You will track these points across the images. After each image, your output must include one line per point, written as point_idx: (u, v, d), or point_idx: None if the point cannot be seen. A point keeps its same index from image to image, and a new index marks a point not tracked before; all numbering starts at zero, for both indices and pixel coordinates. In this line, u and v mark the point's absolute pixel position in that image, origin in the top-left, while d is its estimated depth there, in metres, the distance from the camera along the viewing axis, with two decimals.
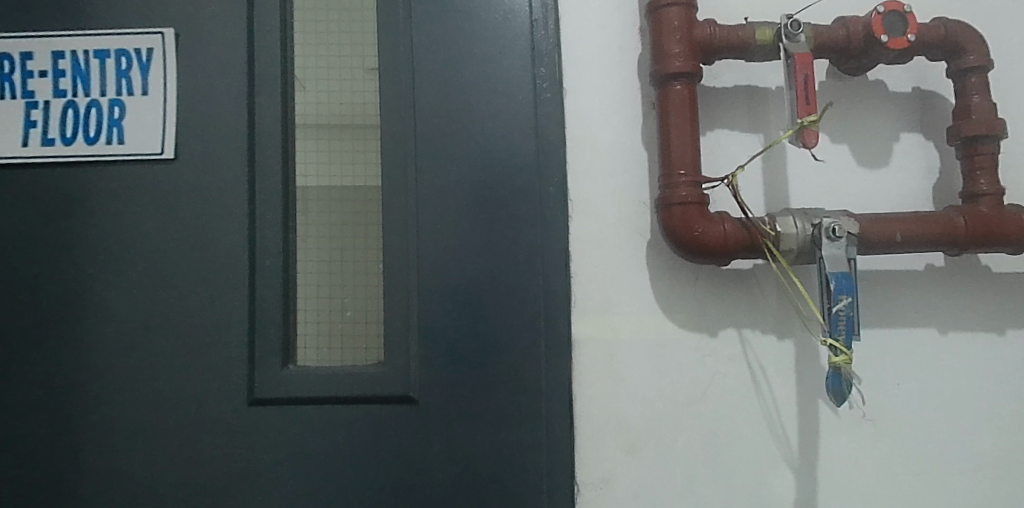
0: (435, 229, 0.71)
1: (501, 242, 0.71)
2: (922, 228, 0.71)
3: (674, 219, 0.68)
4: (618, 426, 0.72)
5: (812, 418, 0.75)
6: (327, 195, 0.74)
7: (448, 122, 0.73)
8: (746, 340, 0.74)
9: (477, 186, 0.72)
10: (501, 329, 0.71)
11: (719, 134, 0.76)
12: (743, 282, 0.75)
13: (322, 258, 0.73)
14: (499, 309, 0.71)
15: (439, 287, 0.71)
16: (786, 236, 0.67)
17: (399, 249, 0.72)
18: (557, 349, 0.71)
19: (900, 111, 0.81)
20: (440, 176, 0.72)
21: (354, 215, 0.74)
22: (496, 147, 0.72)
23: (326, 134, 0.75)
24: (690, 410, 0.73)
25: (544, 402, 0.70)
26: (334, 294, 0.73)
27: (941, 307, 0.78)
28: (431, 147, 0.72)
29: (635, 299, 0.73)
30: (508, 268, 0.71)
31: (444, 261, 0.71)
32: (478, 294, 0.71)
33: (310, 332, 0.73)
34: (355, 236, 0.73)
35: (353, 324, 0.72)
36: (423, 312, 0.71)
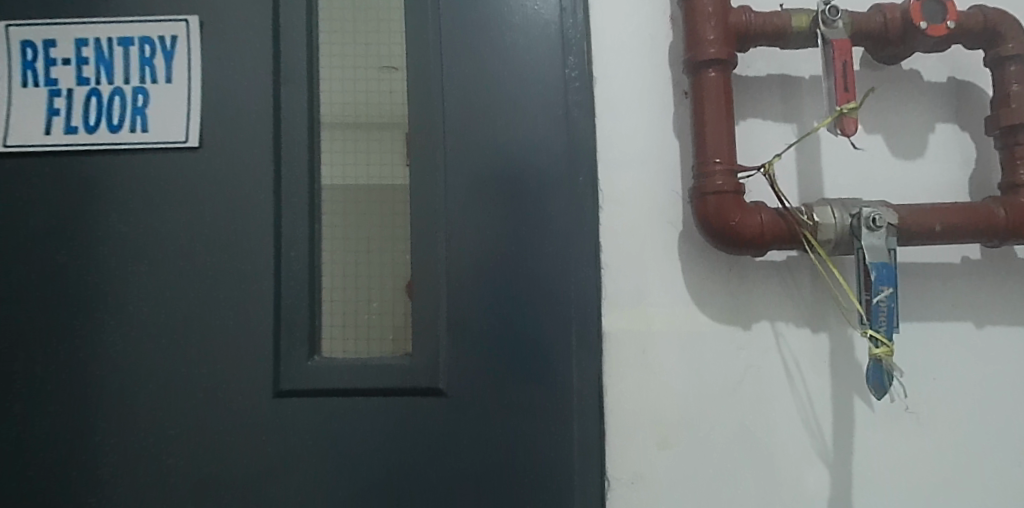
0: (465, 218, 0.70)
1: (531, 233, 0.70)
2: (962, 219, 0.69)
3: (709, 208, 0.66)
4: (648, 422, 0.71)
5: (846, 413, 0.73)
6: (354, 185, 0.73)
7: (478, 111, 0.71)
8: (779, 333, 0.73)
9: (507, 175, 0.71)
10: (530, 321, 0.69)
11: (752, 123, 0.74)
12: (777, 273, 0.73)
13: (348, 249, 0.72)
14: (528, 301, 0.70)
15: (468, 278, 0.70)
16: (824, 226, 0.66)
17: (426, 240, 0.71)
18: (587, 342, 0.70)
19: (935, 101, 0.79)
20: (469, 165, 0.71)
21: (380, 205, 0.73)
22: (525, 137, 0.71)
23: (353, 124, 0.74)
24: (722, 404, 0.72)
25: (574, 397, 0.69)
26: (361, 286, 0.72)
27: (978, 300, 0.77)
28: (459, 137, 0.71)
29: (666, 291, 0.72)
30: (537, 259, 0.70)
31: (473, 252, 0.70)
32: (507, 285, 0.70)
33: (337, 324, 0.72)
34: (382, 227, 0.72)
35: (381, 315, 0.72)
36: (452, 304, 0.70)
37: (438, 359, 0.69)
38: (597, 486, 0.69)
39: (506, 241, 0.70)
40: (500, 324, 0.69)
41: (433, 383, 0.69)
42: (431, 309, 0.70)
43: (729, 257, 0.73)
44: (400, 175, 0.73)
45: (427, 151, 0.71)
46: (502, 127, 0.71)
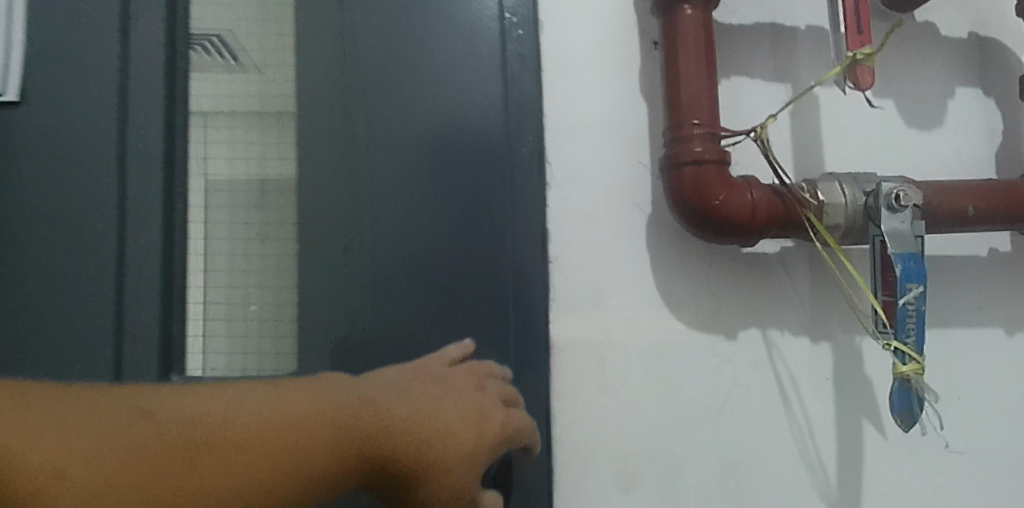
0: (376, 199, 0.55)
1: (458, 217, 0.55)
2: (1002, 200, 0.55)
3: (685, 183, 0.51)
4: (609, 458, 0.56)
5: (855, 441, 0.59)
6: (226, 156, 0.56)
7: (393, 63, 0.56)
8: (772, 343, 0.58)
9: (429, 145, 0.55)
10: (459, 331, 0.54)
11: (738, 82, 0.59)
12: (768, 268, 0.59)
13: (219, 238, 0.56)
14: (455, 304, 0.55)
15: (378, 277, 0.55)
16: (833, 207, 0.51)
17: (325, 229, 0.55)
18: (532, 357, 0.55)
19: (954, 61, 0.64)
20: (380, 131, 0.56)
21: (264, 180, 0.57)
22: (453, 96, 0.56)
23: (227, 78, 0.57)
24: (701, 433, 0.57)
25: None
26: (235, 285, 0.56)
27: (1009, 302, 0.63)
28: (369, 94, 0.56)
29: (631, 292, 0.57)
30: (467, 250, 0.55)
31: (382, 242, 0.55)
32: (427, 285, 0.55)
33: (197, 335, 0.55)
34: (264, 209, 0.56)
35: (259, 323, 0.55)
36: (356, 309, 0.54)
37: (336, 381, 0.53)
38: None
39: (427, 229, 0.55)
40: (418, 335, 0.54)
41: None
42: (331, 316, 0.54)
43: (709, 248, 0.58)
44: (288, 144, 0.57)
45: (328, 115, 0.56)
46: (423, 83, 0.56)
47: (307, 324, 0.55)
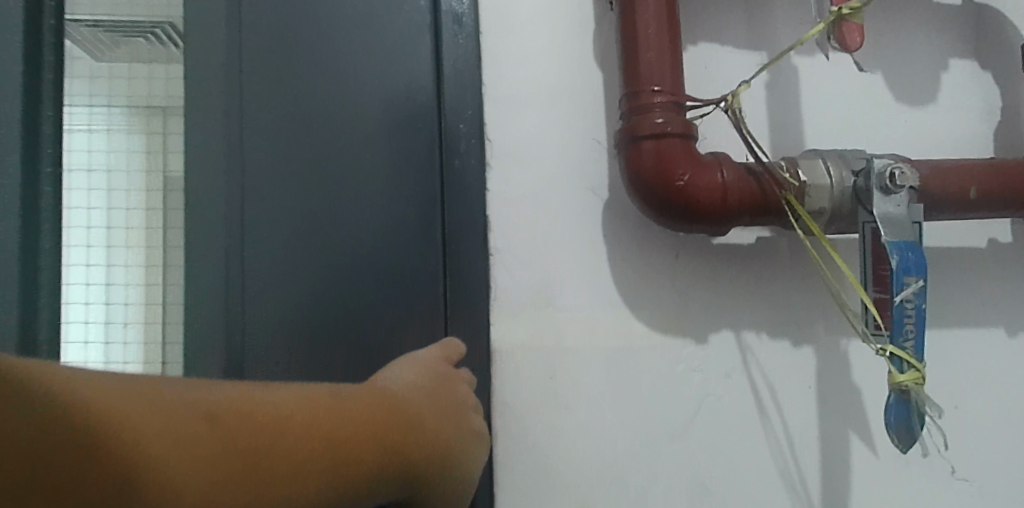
0: (286, 189, 0.48)
1: (373, 204, 0.48)
2: (1006, 183, 0.48)
3: (646, 160, 0.44)
4: (562, 482, 0.48)
5: (841, 458, 0.51)
6: (104, 132, 0.49)
7: (309, 31, 0.49)
8: (747, 347, 0.51)
9: (351, 129, 0.49)
10: (383, 339, 0.48)
11: (707, 48, 0.51)
12: (742, 261, 0.51)
13: (100, 231, 0.48)
14: (370, 303, 0.48)
15: (290, 276, 0.48)
16: (817, 189, 0.44)
17: (229, 221, 0.48)
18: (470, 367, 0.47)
19: (949, 28, 0.58)
20: (283, 104, 0.49)
21: (147, 160, 0.49)
22: (369, 63, 0.49)
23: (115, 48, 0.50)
24: (666, 452, 0.50)
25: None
26: (119, 284, 0.48)
27: (1010, 298, 0.56)
28: (272, 61, 0.49)
29: (586, 289, 0.49)
30: (383, 242, 0.48)
31: (286, 231, 0.48)
32: (336, 280, 0.48)
33: (73, 342, 0.47)
34: (153, 195, 0.49)
35: (141, 327, 0.47)
36: (260, 318, 0.47)
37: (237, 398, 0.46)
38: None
39: (348, 222, 0.48)
40: (333, 346, 0.47)
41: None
42: (234, 321, 0.47)
43: (674, 238, 0.50)
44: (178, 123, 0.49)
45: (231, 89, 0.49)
46: (345, 56, 0.49)
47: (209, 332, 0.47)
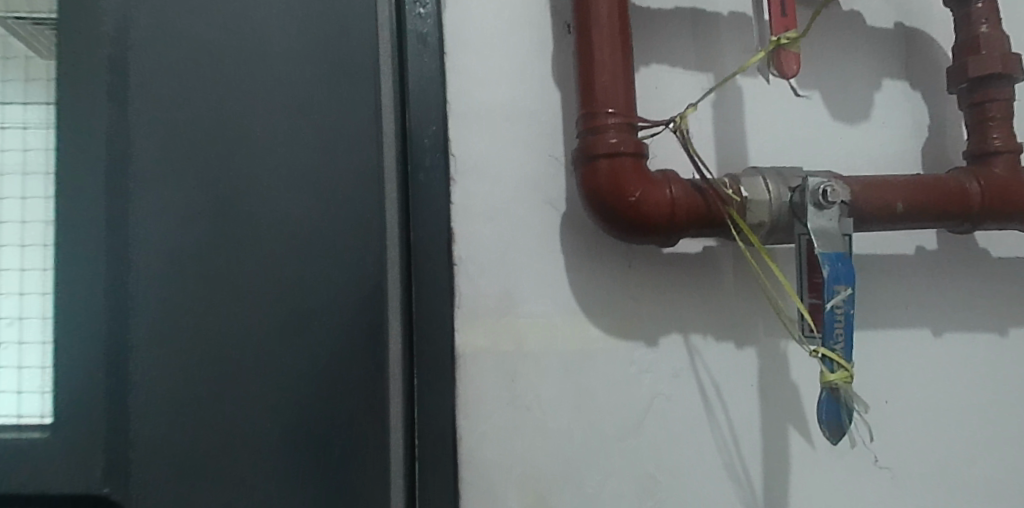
0: (205, 224, 0.43)
1: (278, 212, 0.44)
2: (929, 197, 0.53)
3: (600, 178, 0.47)
4: (521, 479, 0.51)
5: (782, 453, 0.56)
6: None
7: (198, 20, 0.44)
8: (695, 349, 0.54)
9: (280, 160, 0.44)
10: (310, 377, 0.43)
11: (657, 69, 0.54)
12: (689, 269, 0.55)
13: None
14: (278, 319, 0.43)
15: (186, 297, 0.43)
16: (757, 204, 0.47)
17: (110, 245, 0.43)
18: (435, 371, 0.50)
19: (881, 51, 0.62)
20: (171, 105, 0.44)
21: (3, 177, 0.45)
22: (266, 60, 0.45)
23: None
24: (620, 448, 0.53)
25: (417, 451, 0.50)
26: None
27: (934, 301, 0.61)
28: (158, 54, 0.44)
29: (545, 296, 0.52)
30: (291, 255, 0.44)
31: (179, 249, 0.43)
32: (236, 297, 0.43)
33: None
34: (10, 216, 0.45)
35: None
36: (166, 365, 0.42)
37: (136, 435, 0.42)
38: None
39: (276, 263, 0.44)
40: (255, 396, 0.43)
41: (106, 488, 0.41)
42: (115, 353, 0.42)
43: (628, 247, 0.53)
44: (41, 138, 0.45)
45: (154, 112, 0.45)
46: (266, 56, 0.45)
47: (89, 364, 0.42)
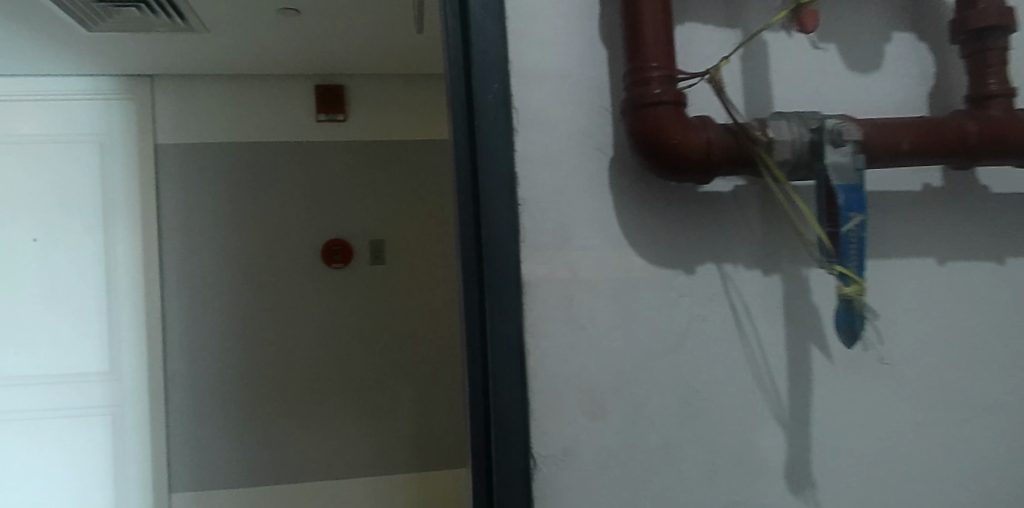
0: None
1: None
2: (931, 135, 0.60)
3: (647, 123, 0.54)
4: (580, 390, 0.60)
5: (805, 367, 0.64)
6: None
7: None
8: (727, 276, 0.62)
9: None
10: None
11: (691, 29, 0.61)
12: (721, 204, 0.62)
13: None
14: None
15: None
16: (782, 144, 0.55)
17: None
18: (506, 295, 0.58)
19: (892, 6, 0.68)
20: None
21: None
22: None
23: None
24: (665, 361, 0.61)
25: (490, 365, 0.58)
26: None
27: (941, 234, 0.69)
28: None
29: (596, 233, 0.60)
30: None
31: None
32: None
33: None
34: None
35: None
36: None
37: None
38: (521, 470, 0.58)
39: None
40: None
41: None
42: None
43: (668, 187, 0.61)
44: None
45: None
46: None
47: None
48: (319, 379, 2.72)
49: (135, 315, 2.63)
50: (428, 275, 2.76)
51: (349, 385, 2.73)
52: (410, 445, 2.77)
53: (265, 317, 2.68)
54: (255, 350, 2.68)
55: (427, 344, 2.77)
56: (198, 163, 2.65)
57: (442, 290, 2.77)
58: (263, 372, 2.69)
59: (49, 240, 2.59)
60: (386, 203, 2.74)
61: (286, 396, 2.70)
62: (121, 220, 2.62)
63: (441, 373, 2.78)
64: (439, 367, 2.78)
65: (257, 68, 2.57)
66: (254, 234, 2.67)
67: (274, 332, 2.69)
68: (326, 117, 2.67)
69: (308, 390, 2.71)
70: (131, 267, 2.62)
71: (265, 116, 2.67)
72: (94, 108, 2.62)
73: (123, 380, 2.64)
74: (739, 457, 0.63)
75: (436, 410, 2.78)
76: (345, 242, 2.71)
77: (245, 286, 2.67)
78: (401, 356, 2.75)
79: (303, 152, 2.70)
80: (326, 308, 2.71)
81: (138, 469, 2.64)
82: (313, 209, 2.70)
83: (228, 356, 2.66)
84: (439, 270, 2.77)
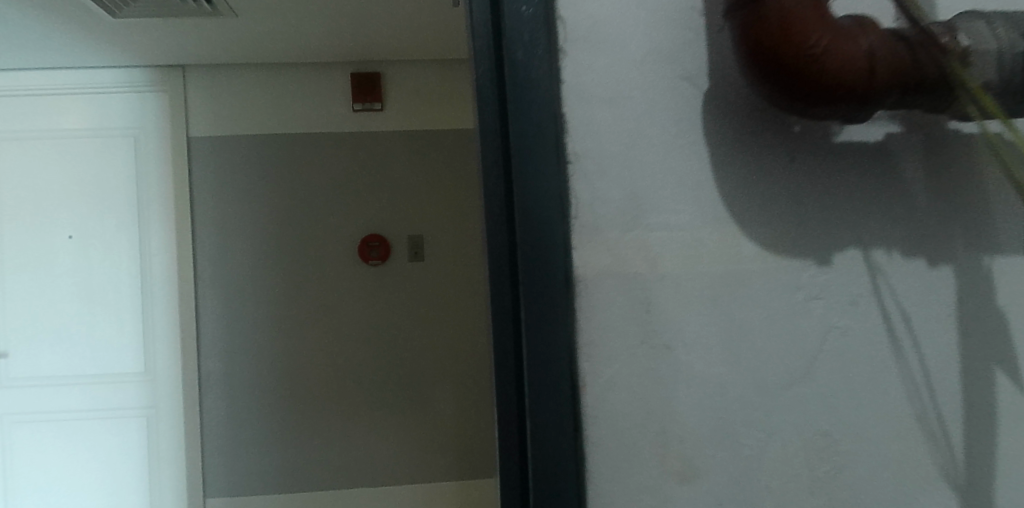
0: None
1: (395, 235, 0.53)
2: None
3: (787, 32, 0.46)
4: (714, 421, 0.51)
5: (987, 398, 0.53)
6: None
7: None
8: (879, 267, 0.52)
9: None
10: None
11: None
12: (865, 152, 0.52)
13: None
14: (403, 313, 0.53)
15: None
16: (982, 55, 0.49)
17: None
18: (551, 285, 0.48)
19: None
20: None
21: None
22: None
23: None
24: (806, 389, 0.52)
25: (531, 376, 0.49)
26: None
27: None
28: None
29: (683, 206, 0.50)
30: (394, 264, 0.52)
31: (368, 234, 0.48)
32: None
33: None
34: None
35: None
36: None
37: None
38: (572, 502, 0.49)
39: None
40: None
41: None
42: None
43: (793, 138, 0.51)
44: None
45: None
46: None
47: None
48: (364, 380, 2.57)
49: (170, 314, 2.53)
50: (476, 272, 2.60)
51: (393, 389, 2.58)
52: (455, 450, 2.61)
53: (307, 316, 2.56)
54: (295, 351, 2.56)
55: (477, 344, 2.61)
56: (232, 156, 2.53)
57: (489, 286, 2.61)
58: (305, 374, 2.56)
59: (83, 239, 2.51)
60: (426, 194, 2.58)
61: (329, 399, 2.57)
62: (154, 216, 2.52)
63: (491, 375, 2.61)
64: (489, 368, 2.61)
65: (292, 56, 2.44)
66: (294, 229, 2.55)
67: (319, 332, 2.56)
68: (365, 106, 2.52)
69: (350, 391, 2.57)
70: (166, 265, 2.52)
71: (302, 106, 2.54)
72: (127, 99, 2.52)
73: (157, 381, 2.54)
74: (862, 478, 0.52)
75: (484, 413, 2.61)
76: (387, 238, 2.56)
77: (285, 283, 2.55)
78: (447, 357, 2.59)
79: (343, 144, 2.56)
80: (367, 305, 2.57)
81: (173, 473, 2.55)
82: (353, 202, 2.56)
83: (266, 356, 2.55)
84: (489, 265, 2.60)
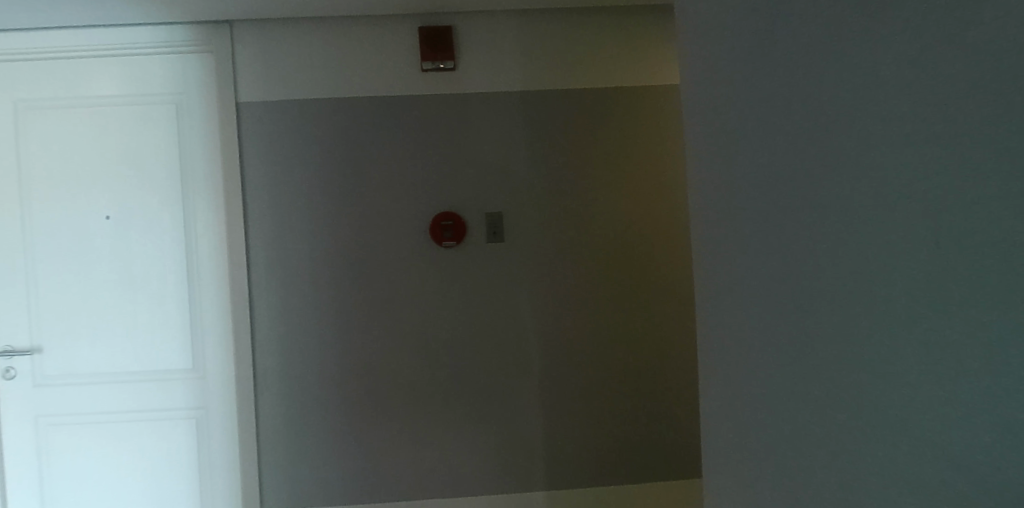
0: None
1: None
2: None
3: None
4: None
5: None
6: None
7: None
8: None
9: None
10: None
11: None
12: None
13: None
14: None
15: None
16: None
17: None
18: None
19: None
20: None
21: None
22: None
23: None
24: None
25: None
26: None
27: None
28: None
29: None
30: None
31: None
32: None
33: None
34: None
35: None
36: None
37: None
38: None
39: None
40: None
41: None
42: None
43: None
44: None
45: None
46: None
47: None
48: (441, 378, 2.28)
49: (219, 304, 2.25)
50: (655, 246, 2.32)
51: (534, 382, 2.30)
52: (614, 444, 2.34)
53: (378, 305, 2.26)
54: (364, 345, 2.26)
55: (652, 324, 2.33)
56: (285, 127, 2.23)
57: (675, 260, 2.33)
58: (375, 372, 2.27)
59: (122, 220, 2.22)
60: (518, 164, 2.26)
61: (405, 399, 2.28)
62: (199, 193, 2.23)
63: (656, 356, 2.33)
64: (665, 349, 2.34)
65: (346, 9, 2.11)
66: (360, 207, 2.24)
67: (394, 324, 2.26)
68: (434, 65, 2.20)
69: (424, 391, 2.28)
70: (214, 247, 2.23)
71: (358, 67, 2.22)
72: (166, 61, 2.22)
73: (206, 378, 2.27)
74: None
75: (655, 404, 2.34)
76: (556, 207, 2.28)
77: (351, 269, 2.25)
78: (538, 349, 2.29)
79: (464, 105, 2.24)
80: (442, 291, 2.27)
81: (227, 480, 2.29)
82: (424, 175, 2.25)
83: (332, 352, 2.26)
84: (674, 237, 2.32)
